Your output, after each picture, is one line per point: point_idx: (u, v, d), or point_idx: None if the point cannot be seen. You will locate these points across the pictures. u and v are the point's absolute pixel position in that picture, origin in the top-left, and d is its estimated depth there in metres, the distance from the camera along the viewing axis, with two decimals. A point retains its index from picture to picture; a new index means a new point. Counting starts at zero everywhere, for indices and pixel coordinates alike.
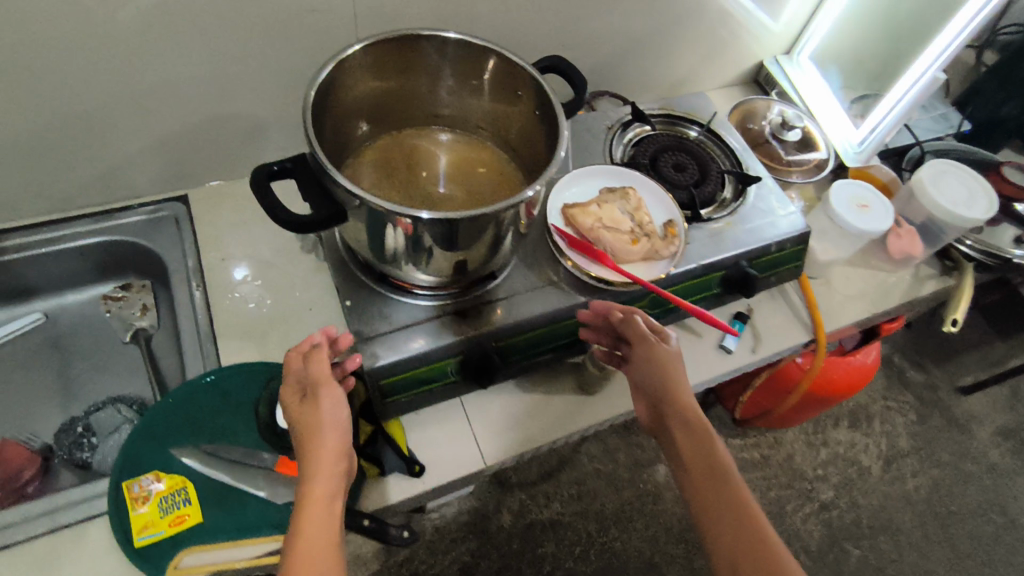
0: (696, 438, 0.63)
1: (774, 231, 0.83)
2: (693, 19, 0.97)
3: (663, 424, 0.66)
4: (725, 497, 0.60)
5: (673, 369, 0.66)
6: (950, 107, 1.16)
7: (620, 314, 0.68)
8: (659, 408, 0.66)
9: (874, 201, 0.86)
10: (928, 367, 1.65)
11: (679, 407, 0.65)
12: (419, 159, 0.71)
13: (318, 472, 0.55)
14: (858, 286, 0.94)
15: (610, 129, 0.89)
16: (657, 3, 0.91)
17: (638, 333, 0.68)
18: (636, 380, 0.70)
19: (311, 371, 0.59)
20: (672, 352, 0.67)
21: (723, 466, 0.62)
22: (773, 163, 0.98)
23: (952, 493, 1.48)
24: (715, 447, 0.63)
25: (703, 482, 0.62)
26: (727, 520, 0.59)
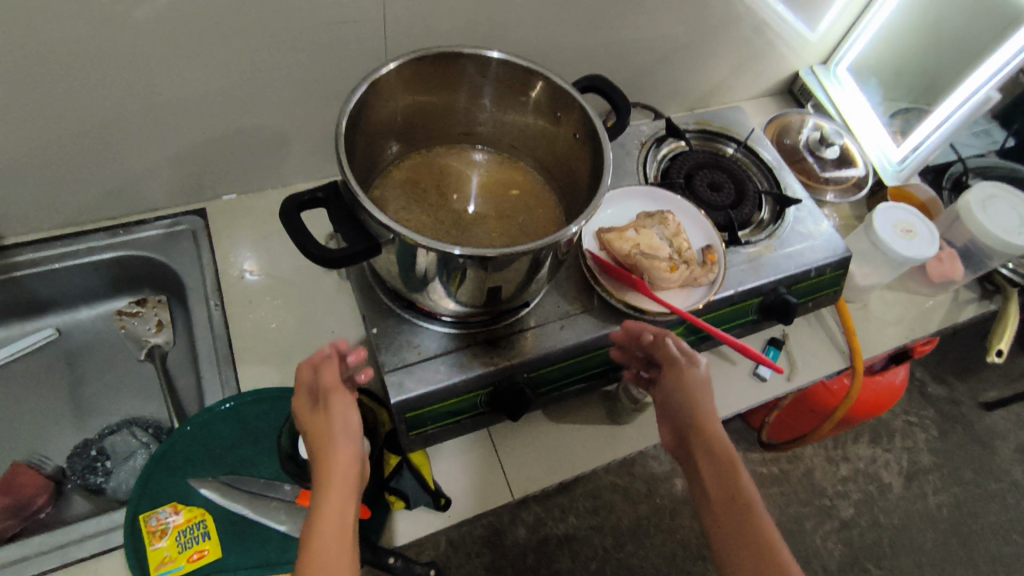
0: (719, 467, 0.59)
1: (815, 256, 0.80)
2: (730, 28, 0.93)
3: (688, 453, 0.63)
4: (747, 534, 0.56)
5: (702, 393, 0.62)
6: (993, 122, 1.11)
7: (649, 335, 0.65)
8: (684, 432, 0.63)
9: (919, 226, 0.83)
10: (951, 381, 1.61)
11: (704, 433, 0.61)
12: (450, 179, 0.68)
13: (332, 481, 0.52)
14: (896, 311, 0.91)
15: (643, 144, 0.86)
16: (695, 12, 0.87)
17: (666, 354, 0.64)
18: (662, 403, 0.66)
19: (322, 380, 0.56)
20: (702, 376, 0.63)
21: (749, 505, 0.57)
22: (810, 180, 0.94)
23: (974, 512, 1.45)
24: (740, 478, 0.58)
25: (724, 515, 0.58)
26: (748, 558, 0.55)
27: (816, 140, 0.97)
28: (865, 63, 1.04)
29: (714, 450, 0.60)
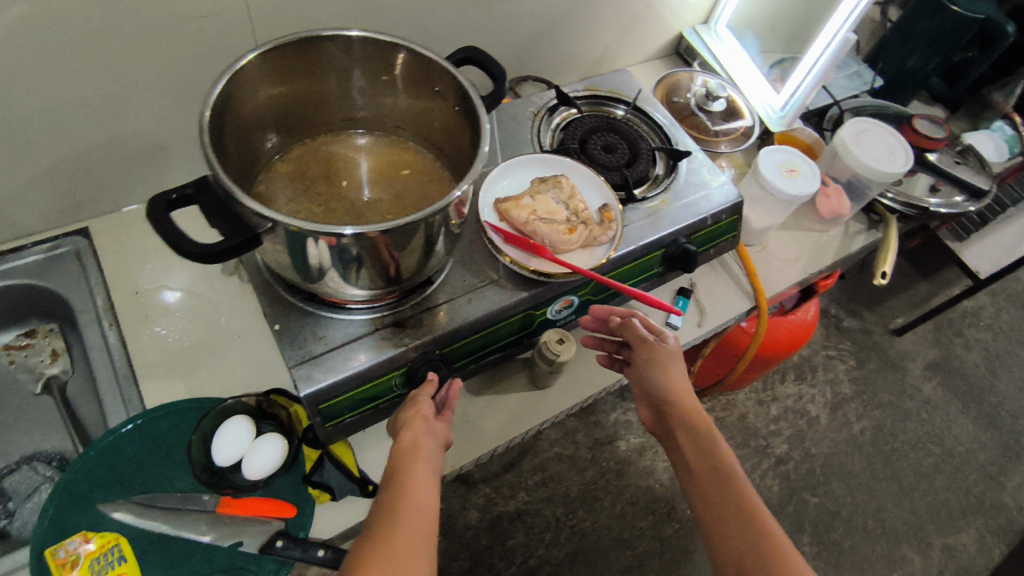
0: (698, 440, 0.64)
1: (709, 204, 0.84)
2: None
3: (664, 426, 0.67)
4: (734, 498, 0.61)
5: (673, 369, 0.68)
6: (862, 64, 1.17)
7: (618, 318, 0.71)
8: (660, 409, 0.67)
9: (802, 165, 0.87)
10: (862, 313, 1.73)
11: (680, 407, 0.66)
12: (338, 166, 0.67)
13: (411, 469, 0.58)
14: (793, 250, 0.97)
15: (536, 115, 0.87)
16: None
17: (637, 336, 0.69)
18: (636, 382, 0.71)
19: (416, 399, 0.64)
20: (671, 351, 0.69)
21: (728, 469, 0.63)
22: (701, 134, 0.98)
23: (894, 431, 1.55)
24: (719, 447, 0.64)
25: (706, 484, 0.63)
26: (729, 519, 0.60)
27: (703, 96, 1.02)
28: (742, 18, 1.09)
29: (691, 423, 0.65)
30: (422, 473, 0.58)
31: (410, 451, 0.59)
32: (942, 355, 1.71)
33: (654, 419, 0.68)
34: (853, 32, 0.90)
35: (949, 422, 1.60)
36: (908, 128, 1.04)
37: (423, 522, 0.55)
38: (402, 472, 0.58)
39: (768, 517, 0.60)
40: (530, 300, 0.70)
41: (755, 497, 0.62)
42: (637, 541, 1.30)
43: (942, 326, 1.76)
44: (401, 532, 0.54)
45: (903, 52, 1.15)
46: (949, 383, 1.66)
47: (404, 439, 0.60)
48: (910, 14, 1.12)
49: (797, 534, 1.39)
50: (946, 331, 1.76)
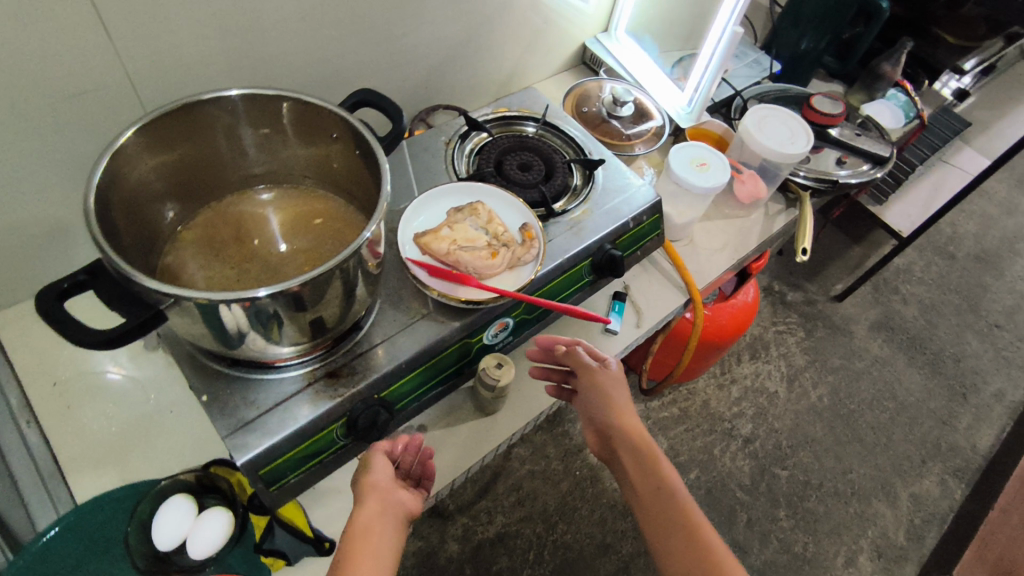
0: (643, 462, 0.67)
1: (629, 207, 0.85)
2: (506, 17, 0.97)
3: (611, 449, 0.71)
4: (678, 517, 0.64)
5: (617, 394, 0.71)
6: (759, 51, 1.21)
7: (563, 346, 0.73)
8: (606, 435, 0.71)
9: (712, 158, 0.90)
10: (803, 285, 1.80)
11: (625, 430, 0.69)
12: (247, 225, 0.66)
13: (361, 552, 0.56)
14: (719, 239, 1.00)
15: (448, 144, 0.88)
16: (467, 8, 0.90)
17: (579, 362, 0.72)
18: (583, 409, 0.74)
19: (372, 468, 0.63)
20: (615, 376, 0.72)
21: (671, 489, 0.66)
22: (615, 140, 1.01)
23: (850, 394, 1.61)
24: (663, 469, 0.67)
25: (653, 504, 0.66)
26: (676, 536, 0.63)
27: (611, 103, 1.04)
28: (637, 23, 1.13)
29: (635, 446, 0.68)
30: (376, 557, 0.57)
31: (363, 532, 0.58)
32: (883, 314, 1.78)
33: (602, 443, 0.72)
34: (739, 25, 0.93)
35: (898, 376, 1.67)
36: (807, 107, 1.09)
37: None
38: (351, 558, 0.56)
39: (710, 532, 0.64)
40: (464, 329, 0.70)
41: (697, 512, 0.65)
42: (620, 545, 1.30)
43: (879, 286, 1.84)
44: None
45: (795, 35, 1.20)
46: (893, 339, 1.73)
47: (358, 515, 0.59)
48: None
49: (773, 509, 1.41)
50: (883, 290, 1.84)
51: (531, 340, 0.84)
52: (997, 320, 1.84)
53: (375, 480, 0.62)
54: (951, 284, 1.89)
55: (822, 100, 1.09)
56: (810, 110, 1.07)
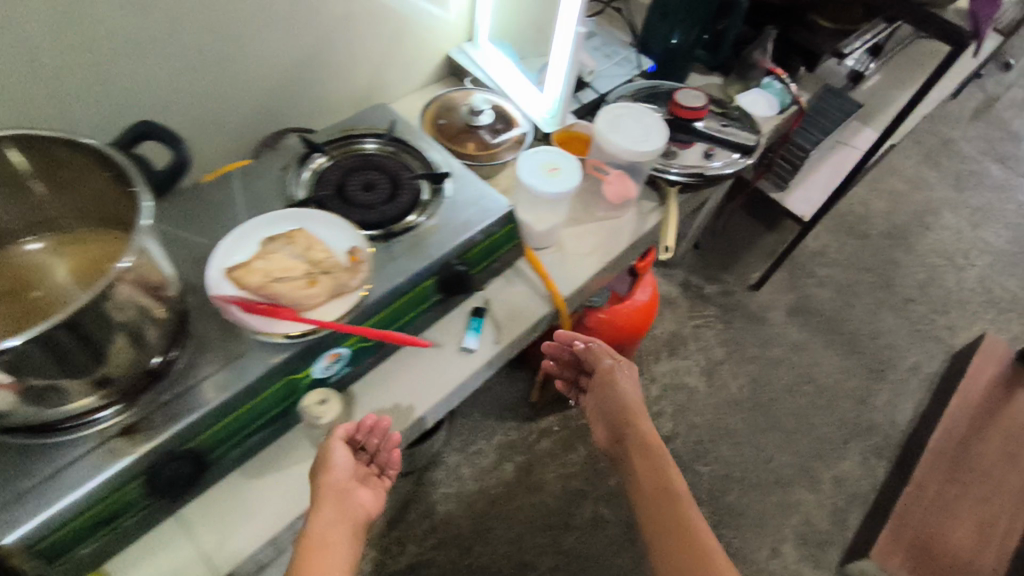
0: (646, 456, 0.82)
1: (478, 220, 0.83)
2: (348, 35, 0.97)
3: (619, 443, 0.87)
4: (670, 503, 0.75)
5: (629, 390, 0.92)
6: (630, 49, 1.21)
7: (582, 344, 0.97)
8: (616, 429, 0.89)
9: (564, 162, 0.88)
10: (720, 277, 1.81)
11: (634, 425, 0.86)
12: (26, 281, 0.61)
13: (316, 555, 0.62)
14: (588, 242, 0.97)
15: (285, 169, 0.84)
16: (299, 26, 0.89)
17: (600, 361, 0.96)
18: (600, 407, 0.93)
19: (334, 461, 0.68)
20: (628, 374, 0.95)
21: (669, 483, 0.77)
22: (475, 152, 0.98)
23: (768, 382, 1.62)
24: (666, 465, 0.79)
25: (652, 495, 0.77)
26: (667, 519, 0.73)
27: (467, 113, 1.00)
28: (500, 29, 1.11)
29: (640, 440, 0.84)
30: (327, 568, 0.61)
31: (321, 541, 0.63)
32: (798, 298, 1.80)
33: (612, 438, 0.89)
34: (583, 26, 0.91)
35: (816, 359, 1.68)
36: (669, 101, 1.07)
37: None
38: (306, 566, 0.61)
39: (697, 524, 0.72)
40: (285, 366, 0.67)
41: (690, 508, 0.74)
42: (538, 561, 1.29)
43: (794, 272, 1.86)
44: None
45: (665, 29, 1.19)
46: (809, 323, 1.75)
47: (310, 526, 0.64)
48: None
49: None
50: (799, 275, 1.86)
51: (381, 367, 0.81)
52: (910, 294, 1.88)
53: (325, 491, 0.66)
54: (865, 263, 1.93)
55: (690, 93, 1.07)
56: (673, 104, 1.06)
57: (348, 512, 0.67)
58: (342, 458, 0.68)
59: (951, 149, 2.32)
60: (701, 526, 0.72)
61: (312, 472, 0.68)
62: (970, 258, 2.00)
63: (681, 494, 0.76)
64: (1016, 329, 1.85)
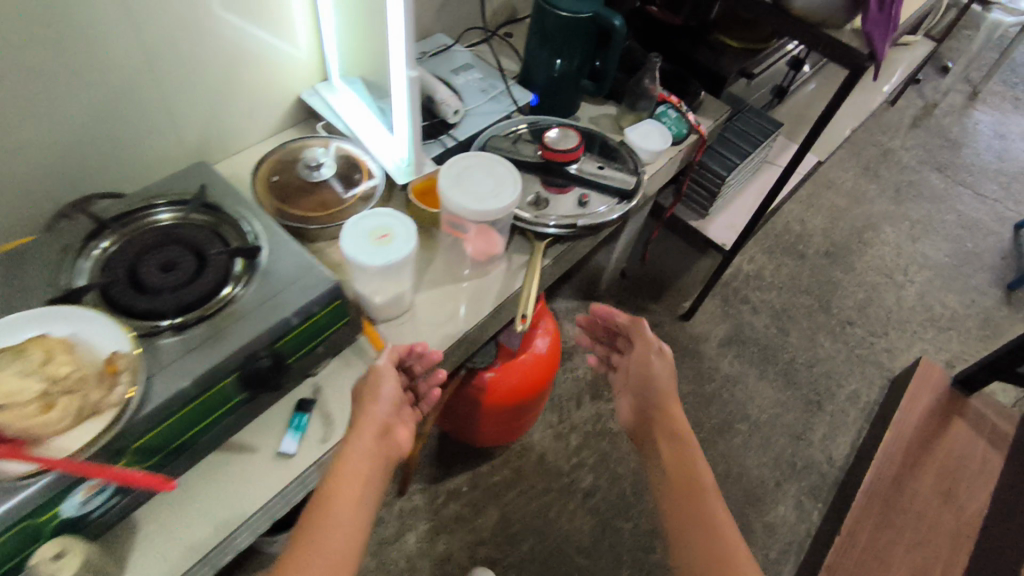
0: (675, 442, 0.81)
1: (293, 300, 0.71)
2: (167, 80, 0.85)
3: (647, 425, 0.87)
4: (692, 492, 0.74)
5: (664, 372, 0.89)
6: (508, 82, 1.11)
7: (623, 318, 0.97)
8: (647, 413, 0.87)
9: (396, 226, 0.77)
10: (649, 308, 1.71)
11: (666, 408, 0.85)
12: None
13: (341, 479, 0.64)
14: (447, 309, 0.86)
15: (62, 252, 0.71)
16: (95, 71, 0.77)
17: (641, 335, 0.95)
18: (632, 385, 0.93)
19: (382, 390, 0.71)
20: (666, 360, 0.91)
21: (696, 478, 0.75)
22: (310, 212, 0.86)
23: (698, 422, 1.52)
24: (696, 457, 0.78)
25: (679, 487, 0.75)
26: (689, 519, 0.71)
27: (305, 167, 0.88)
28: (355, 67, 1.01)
29: (671, 425, 0.83)
30: (361, 493, 0.64)
31: (350, 467, 0.65)
32: (731, 328, 1.72)
33: (640, 421, 0.88)
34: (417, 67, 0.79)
35: (749, 394, 1.59)
36: (541, 145, 0.97)
37: (346, 534, 0.60)
38: (336, 485, 0.64)
39: (723, 525, 0.70)
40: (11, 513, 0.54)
41: (716, 503, 0.72)
42: None
43: (727, 298, 1.77)
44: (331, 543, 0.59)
45: (546, 56, 1.08)
46: (742, 354, 1.66)
47: (348, 452, 0.66)
48: (535, 14, 1.05)
49: (616, 569, 1.29)
50: (732, 302, 1.77)
51: (180, 481, 0.69)
52: (848, 317, 1.80)
53: (370, 418, 0.70)
54: (802, 285, 1.85)
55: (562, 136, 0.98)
56: (545, 149, 0.95)
57: (386, 443, 0.70)
58: (388, 391, 0.72)
59: (889, 160, 2.26)
60: (725, 523, 0.70)
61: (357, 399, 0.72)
62: (909, 275, 1.94)
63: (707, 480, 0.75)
64: (956, 348, 1.79)
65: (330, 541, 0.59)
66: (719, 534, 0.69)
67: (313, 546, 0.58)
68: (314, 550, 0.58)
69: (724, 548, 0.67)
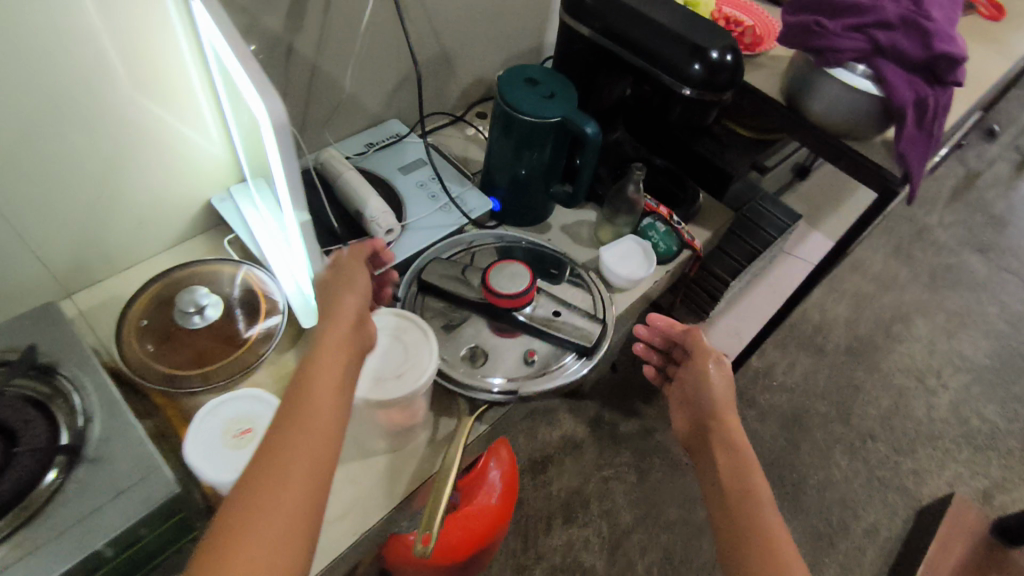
0: (730, 455, 0.67)
1: (108, 521, 0.54)
2: (14, 185, 0.67)
3: (702, 435, 0.72)
4: (753, 520, 0.60)
5: (721, 386, 0.73)
6: (466, 186, 0.94)
7: (680, 327, 0.81)
8: (701, 423, 0.73)
9: (262, 414, 0.61)
10: (641, 411, 1.51)
11: (721, 419, 0.71)
12: None
13: (324, 359, 0.56)
14: (344, 497, 0.69)
15: None
16: None
17: (698, 344, 0.78)
18: (685, 395, 0.78)
19: (356, 277, 0.64)
20: (724, 371, 0.75)
21: (757, 499, 0.62)
22: (178, 369, 0.69)
23: (687, 558, 1.31)
24: (753, 476, 0.64)
25: (735, 506, 0.62)
26: (753, 551, 0.58)
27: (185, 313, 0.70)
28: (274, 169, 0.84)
29: (726, 437, 0.69)
30: (342, 379, 0.56)
31: (335, 350, 0.57)
32: None
33: (693, 430, 0.73)
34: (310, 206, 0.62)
35: None
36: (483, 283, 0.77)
37: (329, 420, 0.52)
38: (315, 368, 0.55)
39: (792, 559, 0.57)
40: None
41: (781, 536, 0.59)
42: None
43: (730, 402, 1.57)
44: (316, 436, 0.51)
45: (511, 157, 0.90)
46: None
47: (326, 339, 0.57)
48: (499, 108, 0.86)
49: None
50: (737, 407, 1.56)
51: None
52: (870, 429, 1.58)
53: (343, 307, 0.60)
54: (818, 388, 1.63)
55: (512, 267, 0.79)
56: (486, 288, 0.76)
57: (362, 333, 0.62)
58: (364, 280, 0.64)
59: (924, 239, 2.03)
60: (784, 541, 0.58)
61: (323, 282, 0.63)
62: (943, 379, 1.70)
63: (768, 506, 0.61)
64: (996, 474, 1.55)
65: (316, 427, 0.51)
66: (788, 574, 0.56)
67: (304, 435, 0.50)
68: (300, 446, 0.50)
69: None
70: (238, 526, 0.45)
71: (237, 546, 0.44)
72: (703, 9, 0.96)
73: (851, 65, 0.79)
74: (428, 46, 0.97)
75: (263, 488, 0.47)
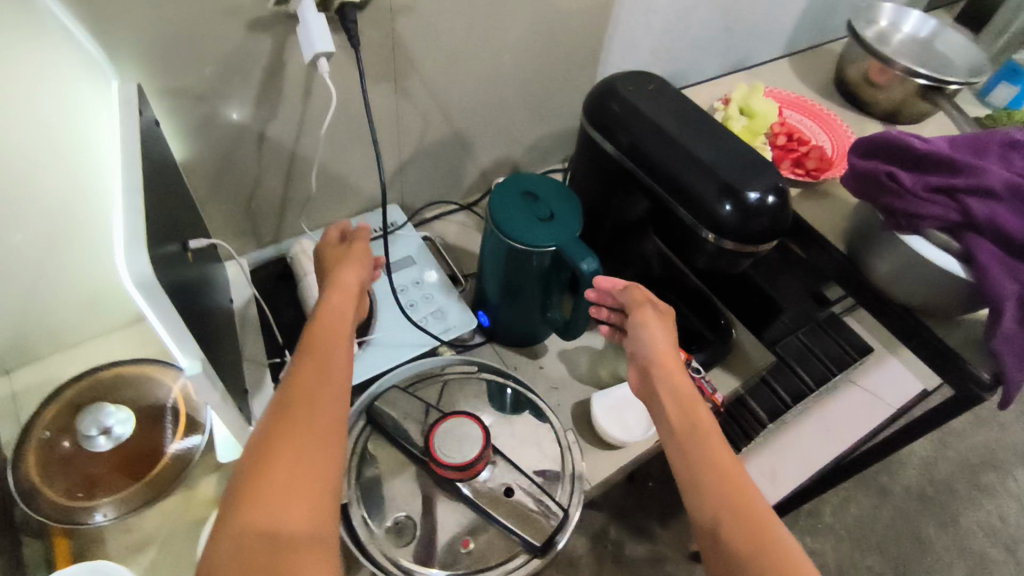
0: (679, 395, 0.60)
1: None
2: None
3: (648, 384, 0.63)
4: (707, 453, 0.53)
5: (659, 334, 0.65)
6: (450, 295, 0.83)
7: (620, 285, 0.69)
8: (646, 370, 0.64)
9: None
10: (653, 531, 1.33)
11: (664, 364, 0.63)
12: None
13: (329, 312, 0.58)
14: None
15: None
16: None
17: (637, 300, 0.68)
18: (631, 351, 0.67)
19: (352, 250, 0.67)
20: (664, 320, 0.66)
21: (707, 431, 0.56)
22: (70, 496, 0.62)
23: None
24: (700, 412, 0.58)
25: (687, 444, 0.55)
26: (708, 479, 0.52)
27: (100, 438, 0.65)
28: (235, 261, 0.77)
29: (674, 379, 0.61)
30: (347, 329, 0.58)
31: (337, 310, 0.59)
32: None
33: (641, 381, 0.65)
34: (201, 357, 0.52)
35: None
36: (429, 444, 0.66)
37: (337, 350, 0.55)
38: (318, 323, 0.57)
39: (749, 483, 0.51)
40: None
41: (739, 466, 0.53)
42: None
43: None
44: (332, 373, 0.53)
45: (503, 276, 0.77)
46: None
47: (330, 300, 0.60)
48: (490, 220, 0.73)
49: None
50: None
51: None
52: None
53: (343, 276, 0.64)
54: (873, 539, 1.38)
55: (463, 425, 0.67)
56: (430, 451, 0.65)
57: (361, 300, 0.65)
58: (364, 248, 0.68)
59: None
60: (739, 470, 0.53)
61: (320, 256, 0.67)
62: None
63: (719, 437, 0.55)
64: None
65: (331, 360, 0.54)
66: (748, 496, 0.50)
67: (320, 364, 0.53)
68: (322, 375, 0.52)
69: (759, 515, 0.49)
70: (268, 453, 0.46)
71: (271, 464, 0.45)
72: (761, 119, 0.83)
73: (931, 233, 0.61)
74: (436, 130, 0.86)
75: (297, 404, 0.49)
